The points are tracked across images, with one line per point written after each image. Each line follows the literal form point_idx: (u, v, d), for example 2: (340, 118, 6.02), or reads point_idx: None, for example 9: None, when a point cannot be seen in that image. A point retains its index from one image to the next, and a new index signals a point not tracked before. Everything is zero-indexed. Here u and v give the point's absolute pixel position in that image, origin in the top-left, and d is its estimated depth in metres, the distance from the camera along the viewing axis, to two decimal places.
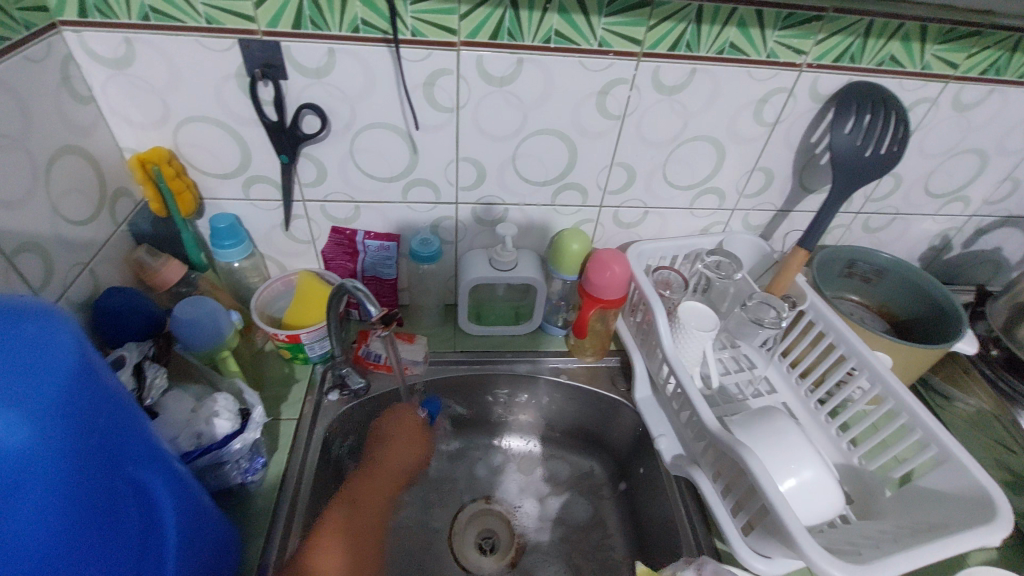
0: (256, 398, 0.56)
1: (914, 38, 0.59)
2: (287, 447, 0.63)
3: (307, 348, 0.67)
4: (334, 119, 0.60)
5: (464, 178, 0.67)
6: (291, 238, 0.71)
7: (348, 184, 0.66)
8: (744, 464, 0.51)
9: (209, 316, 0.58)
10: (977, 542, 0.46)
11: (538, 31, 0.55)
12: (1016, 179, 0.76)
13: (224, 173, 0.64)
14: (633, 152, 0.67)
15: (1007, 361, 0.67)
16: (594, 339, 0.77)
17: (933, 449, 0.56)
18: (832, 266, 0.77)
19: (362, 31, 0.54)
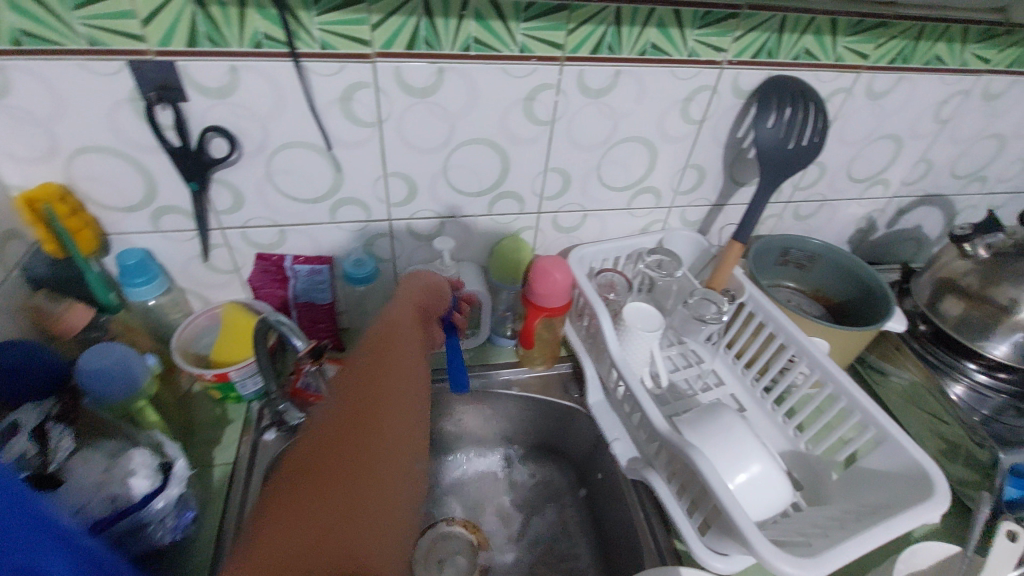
0: (178, 450, 0.52)
1: (825, 31, 0.61)
2: (223, 495, 0.59)
3: (239, 386, 0.63)
4: (245, 141, 0.56)
5: (395, 194, 0.65)
6: (213, 269, 0.67)
7: (269, 208, 0.62)
8: (695, 466, 0.51)
9: (119, 363, 0.53)
10: (918, 519, 0.48)
11: (455, 38, 0.53)
12: (929, 160, 0.79)
13: (128, 206, 0.58)
14: (565, 157, 0.66)
15: (934, 335, 0.74)
16: (543, 347, 0.76)
17: (872, 430, 0.57)
18: (768, 256, 0.79)
19: (266, 46, 0.50)
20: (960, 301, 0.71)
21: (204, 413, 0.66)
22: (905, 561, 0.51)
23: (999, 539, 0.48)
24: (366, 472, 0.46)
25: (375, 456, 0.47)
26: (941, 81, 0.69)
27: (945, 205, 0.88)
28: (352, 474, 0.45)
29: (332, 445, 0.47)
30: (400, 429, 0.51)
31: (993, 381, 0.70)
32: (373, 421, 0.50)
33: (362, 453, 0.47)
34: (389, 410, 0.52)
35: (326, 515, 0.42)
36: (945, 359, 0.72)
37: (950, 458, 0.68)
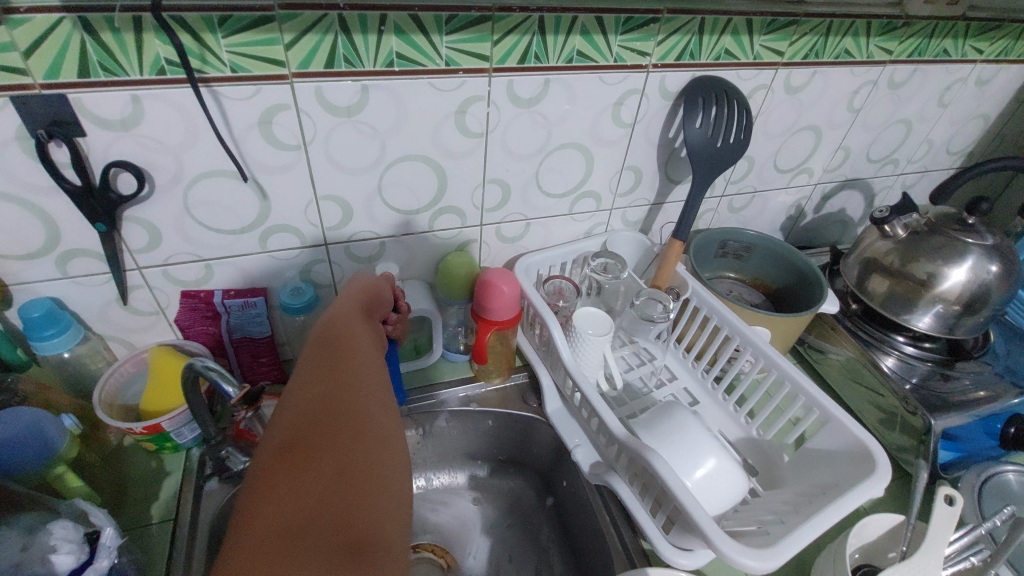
0: (104, 517, 0.48)
1: (742, 32, 0.62)
2: (164, 555, 0.54)
3: (174, 436, 0.59)
4: (157, 173, 0.52)
5: (329, 218, 0.62)
6: (134, 312, 0.62)
7: (192, 242, 0.58)
8: (654, 468, 0.51)
9: (31, 430, 0.49)
10: (864, 496, 0.50)
11: (377, 54, 0.51)
12: (846, 148, 0.84)
13: (27, 253, 0.53)
14: (503, 167, 0.65)
15: (865, 313, 0.78)
16: (497, 360, 0.74)
17: (816, 412, 0.59)
18: (707, 249, 0.81)
19: (169, 72, 0.47)
20: (884, 279, 0.75)
21: (137, 469, 0.61)
22: (857, 535, 0.53)
23: (939, 505, 0.51)
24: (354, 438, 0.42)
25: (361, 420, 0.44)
26: (851, 72, 0.73)
27: (864, 188, 0.93)
28: (339, 441, 0.42)
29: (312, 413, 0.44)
30: (380, 393, 0.48)
31: (920, 351, 0.75)
32: (349, 389, 0.46)
33: (346, 418, 0.43)
34: (363, 378, 0.47)
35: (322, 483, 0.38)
36: (872, 334, 0.77)
37: (887, 427, 0.72)
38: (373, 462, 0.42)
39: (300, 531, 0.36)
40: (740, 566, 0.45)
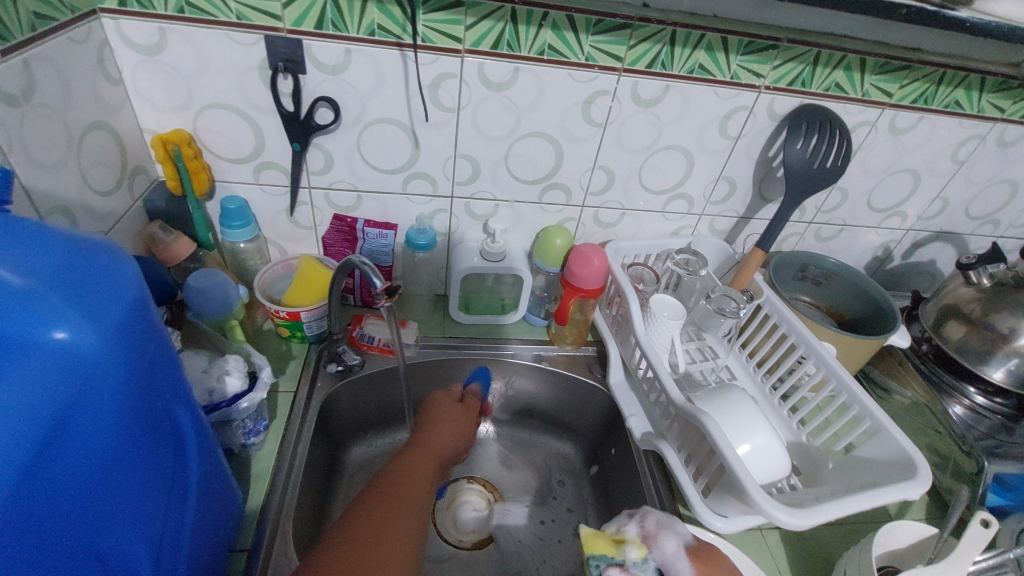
0: (262, 362, 0.61)
1: (855, 68, 0.69)
2: (284, 416, 0.67)
3: (306, 327, 0.72)
4: (345, 113, 0.66)
5: (461, 173, 0.74)
6: (295, 224, 0.76)
7: (354, 173, 0.72)
8: (706, 430, 0.57)
9: (219, 286, 0.62)
10: (901, 495, 0.54)
11: (533, 43, 0.62)
12: (945, 199, 0.86)
13: (237, 158, 0.69)
14: (613, 158, 0.75)
15: (936, 354, 0.79)
16: (573, 329, 0.83)
17: (867, 422, 0.63)
18: (788, 269, 0.85)
19: (377, 34, 0.60)
20: (962, 326, 0.76)
21: (269, 348, 0.75)
22: (887, 536, 0.57)
23: (972, 525, 0.54)
24: (383, 528, 0.53)
25: (395, 517, 0.55)
26: (959, 124, 0.76)
27: (959, 243, 0.94)
28: (380, 522, 0.54)
29: (406, 468, 0.63)
30: (416, 518, 0.57)
31: (990, 404, 0.75)
32: (416, 472, 0.63)
33: (394, 497, 0.58)
34: (418, 481, 0.62)
35: (365, 565, 0.49)
36: (946, 379, 0.77)
37: (940, 469, 0.72)
38: (374, 544, 0.51)
39: (357, 513, 0.55)
40: (772, 519, 0.52)
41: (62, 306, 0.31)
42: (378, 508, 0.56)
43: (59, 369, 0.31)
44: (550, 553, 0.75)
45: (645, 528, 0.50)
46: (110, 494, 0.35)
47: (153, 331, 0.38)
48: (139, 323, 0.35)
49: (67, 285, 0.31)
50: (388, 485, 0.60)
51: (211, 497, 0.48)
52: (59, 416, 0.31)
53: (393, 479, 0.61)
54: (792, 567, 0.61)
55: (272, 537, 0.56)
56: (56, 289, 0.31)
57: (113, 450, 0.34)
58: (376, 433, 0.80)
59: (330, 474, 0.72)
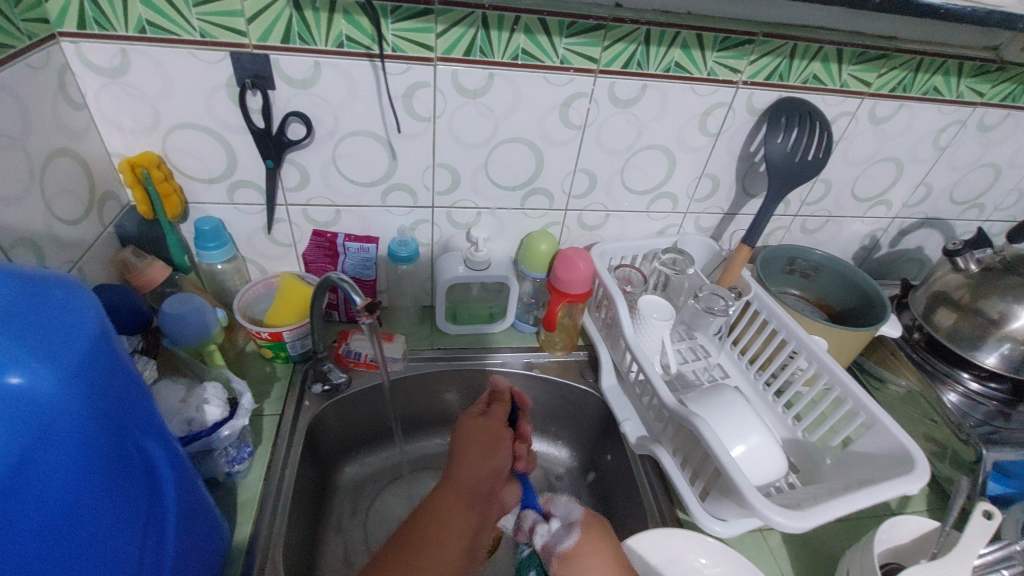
0: (243, 387, 0.59)
1: (832, 60, 0.68)
2: (270, 439, 0.65)
3: (289, 346, 0.71)
4: (318, 127, 0.65)
5: (440, 182, 0.72)
6: (273, 242, 0.75)
7: (330, 188, 0.70)
8: (699, 434, 0.56)
9: (195, 311, 0.60)
10: (899, 490, 0.53)
11: (506, 48, 0.61)
12: (929, 185, 0.86)
13: (209, 178, 0.67)
14: (594, 160, 0.74)
15: (927, 342, 0.79)
16: (563, 333, 0.82)
17: (862, 416, 0.62)
18: (775, 263, 0.85)
19: (346, 46, 0.59)
20: (951, 312, 0.76)
21: (253, 370, 0.73)
22: (888, 532, 0.56)
23: (975, 517, 0.53)
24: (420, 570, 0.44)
25: (424, 564, 0.44)
26: (939, 110, 0.76)
27: (945, 229, 0.94)
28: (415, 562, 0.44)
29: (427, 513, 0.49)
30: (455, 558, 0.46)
31: (984, 390, 0.75)
32: (441, 526, 0.48)
33: (410, 551, 0.45)
34: (445, 544, 0.47)
35: None
36: (939, 367, 0.77)
37: (938, 458, 0.72)
38: None
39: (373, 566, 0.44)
40: (771, 522, 0.51)
41: (14, 349, 0.29)
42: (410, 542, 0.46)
43: (14, 415, 0.29)
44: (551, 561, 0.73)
45: (569, 517, 0.53)
46: (81, 539, 0.33)
47: (118, 366, 0.36)
48: (102, 357, 0.34)
49: (19, 325, 0.30)
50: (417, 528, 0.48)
51: (192, 532, 0.46)
52: (18, 465, 0.29)
53: (428, 512, 0.49)
54: (793, 566, 0.60)
55: (263, 567, 0.55)
56: (7, 330, 0.29)
57: (79, 495, 0.33)
58: (367, 451, 0.79)
59: (321, 496, 0.71)
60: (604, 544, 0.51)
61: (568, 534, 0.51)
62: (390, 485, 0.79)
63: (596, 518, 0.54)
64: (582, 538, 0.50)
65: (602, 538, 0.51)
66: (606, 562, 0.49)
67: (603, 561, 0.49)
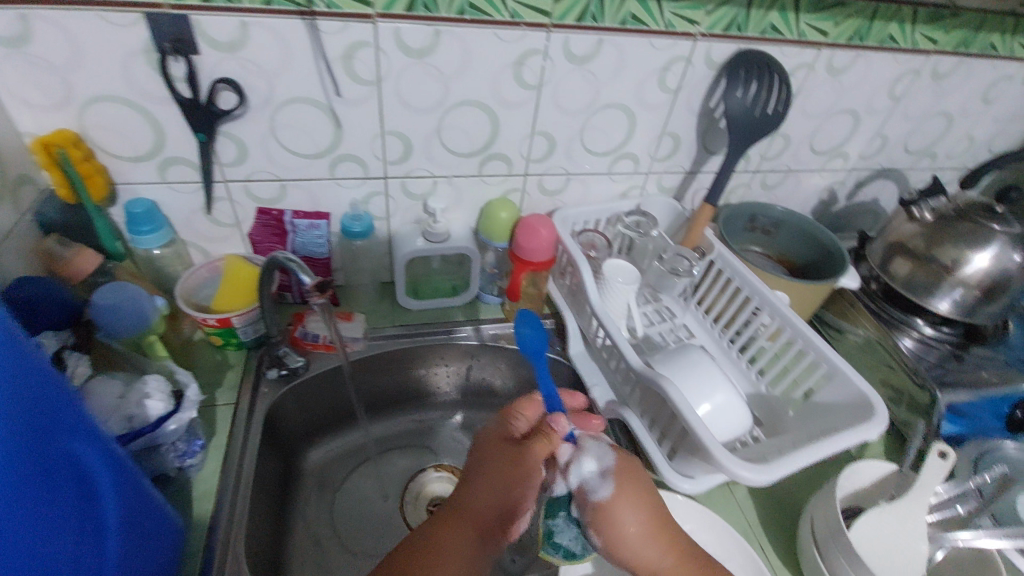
0: (187, 378, 0.56)
1: (789, 8, 0.66)
2: (225, 431, 0.63)
3: (239, 332, 0.67)
4: (251, 94, 0.60)
5: (391, 151, 0.69)
6: (214, 222, 0.70)
7: (272, 161, 0.66)
8: (666, 394, 0.56)
9: (130, 300, 0.56)
10: (859, 437, 0.55)
11: (451, 2, 0.57)
12: (885, 135, 0.86)
13: (137, 156, 0.62)
14: (551, 121, 0.71)
15: (885, 292, 0.80)
16: (527, 303, 0.81)
17: (823, 366, 0.63)
18: (736, 222, 0.85)
19: (275, 3, 0.54)
20: (907, 262, 0.77)
21: (203, 358, 0.70)
22: (849, 478, 0.58)
23: (930, 458, 0.55)
24: None
25: None
26: (894, 59, 0.75)
27: (900, 179, 0.95)
28: None
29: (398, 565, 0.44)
30: None
31: (938, 334, 0.77)
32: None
33: None
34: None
35: None
36: (895, 314, 0.79)
37: (896, 402, 0.74)
38: None
39: None
40: (737, 477, 0.51)
41: None
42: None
43: None
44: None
45: (602, 465, 0.50)
46: (14, 554, 0.30)
47: (30, 361, 0.32)
48: (8, 355, 0.30)
49: None
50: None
51: (136, 532, 0.43)
52: None
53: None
54: (759, 515, 0.62)
55: (224, 560, 0.52)
56: None
57: (6, 503, 0.29)
58: (333, 434, 0.76)
59: (285, 484, 0.69)
60: (636, 489, 0.50)
61: (606, 480, 0.49)
62: (359, 467, 0.77)
63: (626, 455, 0.52)
64: (616, 490, 0.49)
65: (634, 483, 0.50)
66: (641, 514, 0.49)
67: (641, 513, 0.49)
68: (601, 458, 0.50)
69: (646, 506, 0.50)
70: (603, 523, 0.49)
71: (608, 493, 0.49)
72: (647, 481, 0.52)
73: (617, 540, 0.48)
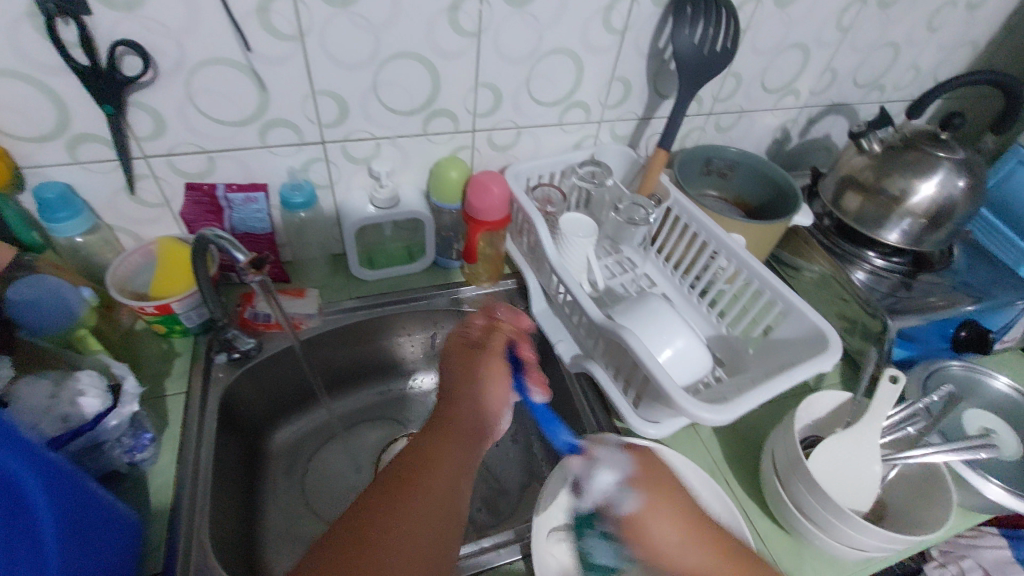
0: (124, 370, 0.53)
1: None
2: (178, 422, 0.60)
3: (183, 318, 0.63)
4: (160, 58, 0.54)
5: (326, 113, 0.64)
6: (140, 203, 0.65)
7: (195, 132, 0.61)
8: (627, 344, 0.56)
9: (53, 292, 0.53)
10: (815, 369, 0.56)
11: None
12: (834, 69, 0.86)
13: (40, 136, 0.56)
14: (494, 71, 0.67)
15: (837, 228, 0.82)
16: (487, 264, 0.78)
17: (780, 305, 0.63)
18: (691, 166, 0.84)
19: None
20: (857, 195, 0.78)
21: (147, 348, 0.66)
22: (807, 410, 0.60)
23: (882, 384, 0.56)
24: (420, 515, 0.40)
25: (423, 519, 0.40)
26: None
27: (850, 113, 0.95)
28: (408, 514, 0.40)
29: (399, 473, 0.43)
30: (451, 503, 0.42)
31: (888, 265, 0.79)
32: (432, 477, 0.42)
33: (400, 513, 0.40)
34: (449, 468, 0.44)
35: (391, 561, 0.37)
36: (846, 248, 0.80)
37: (850, 333, 0.76)
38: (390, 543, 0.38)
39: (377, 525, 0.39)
40: (698, 419, 0.52)
41: None
42: (378, 542, 0.38)
43: None
44: (496, 475, 0.73)
45: (620, 475, 0.44)
46: None
47: None
48: None
49: None
50: (384, 509, 0.40)
51: (82, 537, 0.41)
52: None
53: (398, 490, 0.41)
54: (724, 452, 0.64)
55: (189, 553, 0.51)
56: None
57: None
58: (297, 413, 0.75)
59: (250, 467, 0.67)
60: (668, 499, 0.42)
61: (627, 494, 0.42)
62: (327, 444, 0.75)
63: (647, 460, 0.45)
64: (642, 503, 0.42)
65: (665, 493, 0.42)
66: (677, 526, 0.41)
67: (679, 524, 0.41)
68: (618, 464, 0.45)
69: (688, 518, 0.42)
70: (639, 539, 0.41)
71: (637, 505, 0.42)
72: (675, 487, 0.44)
73: (656, 564, 0.41)
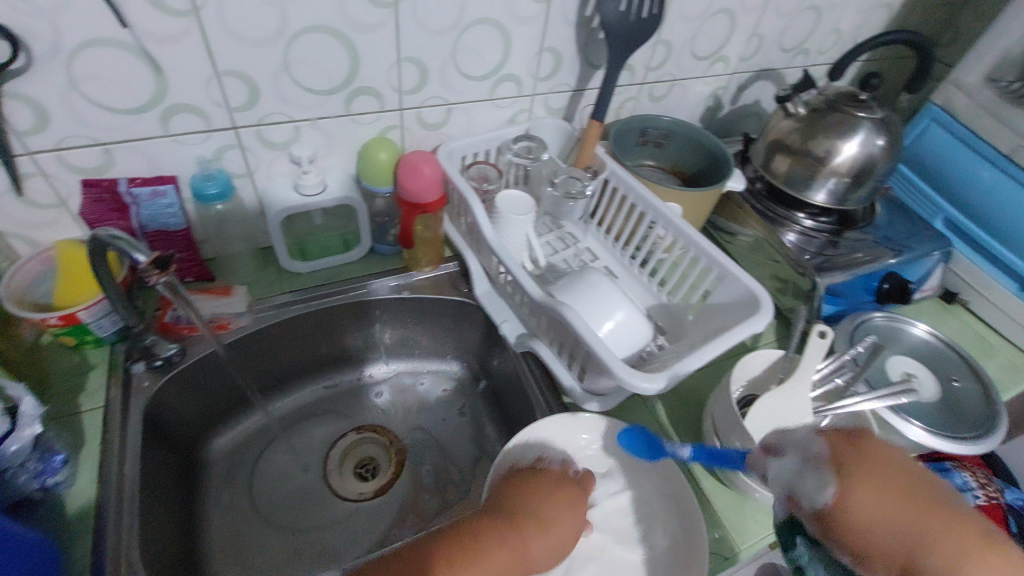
0: (20, 388, 0.48)
1: None
2: (97, 438, 0.56)
3: (93, 327, 0.58)
4: (32, 41, 0.48)
5: (235, 96, 0.59)
6: (32, 205, 0.59)
7: (86, 123, 0.55)
8: (567, 320, 0.56)
9: None
10: (749, 330, 0.57)
11: None
12: (760, 35, 0.87)
13: None
14: (416, 44, 0.64)
15: (769, 191, 0.83)
16: (426, 248, 0.76)
17: (715, 270, 0.64)
18: (627, 137, 0.83)
19: None
20: (786, 158, 0.79)
21: (56, 364, 0.61)
22: (743, 369, 0.61)
23: (812, 339, 0.59)
24: None
25: None
26: None
27: (778, 79, 0.97)
28: None
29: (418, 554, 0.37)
30: None
31: (817, 225, 0.81)
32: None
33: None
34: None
35: None
36: (778, 211, 0.82)
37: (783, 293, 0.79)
38: None
39: None
40: (637, 389, 0.52)
41: None
42: None
43: None
44: None
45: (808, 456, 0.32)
46: None
47: None
48: None
49: None
50: None
51: None
52: None
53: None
54: (669, 416, 0.65)
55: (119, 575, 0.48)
56: None
57: None
58: (235, 417, 0.71)
59: (185, 478, 0.64)
60: (881, 479, 0.29)
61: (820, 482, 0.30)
62: (271, 446, 0.72)
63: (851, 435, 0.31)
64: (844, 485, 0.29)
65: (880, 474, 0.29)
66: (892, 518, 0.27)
67: (905, 521, 0.27)
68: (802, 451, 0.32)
69: (891, 505, 0.28)
70: (837, 546, 0.29)
71: (832, 497, 0.29)
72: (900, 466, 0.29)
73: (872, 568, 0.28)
